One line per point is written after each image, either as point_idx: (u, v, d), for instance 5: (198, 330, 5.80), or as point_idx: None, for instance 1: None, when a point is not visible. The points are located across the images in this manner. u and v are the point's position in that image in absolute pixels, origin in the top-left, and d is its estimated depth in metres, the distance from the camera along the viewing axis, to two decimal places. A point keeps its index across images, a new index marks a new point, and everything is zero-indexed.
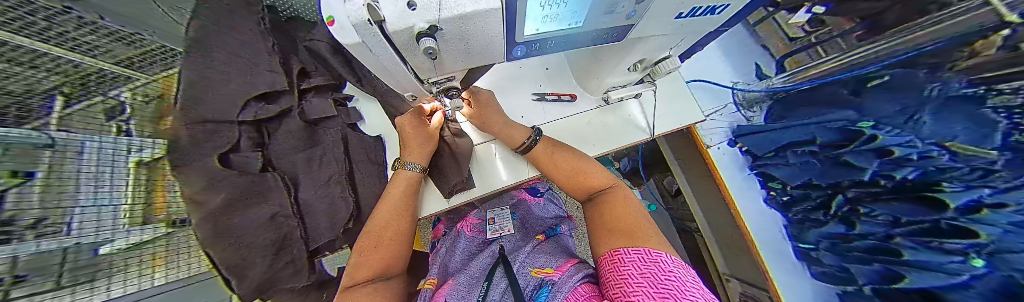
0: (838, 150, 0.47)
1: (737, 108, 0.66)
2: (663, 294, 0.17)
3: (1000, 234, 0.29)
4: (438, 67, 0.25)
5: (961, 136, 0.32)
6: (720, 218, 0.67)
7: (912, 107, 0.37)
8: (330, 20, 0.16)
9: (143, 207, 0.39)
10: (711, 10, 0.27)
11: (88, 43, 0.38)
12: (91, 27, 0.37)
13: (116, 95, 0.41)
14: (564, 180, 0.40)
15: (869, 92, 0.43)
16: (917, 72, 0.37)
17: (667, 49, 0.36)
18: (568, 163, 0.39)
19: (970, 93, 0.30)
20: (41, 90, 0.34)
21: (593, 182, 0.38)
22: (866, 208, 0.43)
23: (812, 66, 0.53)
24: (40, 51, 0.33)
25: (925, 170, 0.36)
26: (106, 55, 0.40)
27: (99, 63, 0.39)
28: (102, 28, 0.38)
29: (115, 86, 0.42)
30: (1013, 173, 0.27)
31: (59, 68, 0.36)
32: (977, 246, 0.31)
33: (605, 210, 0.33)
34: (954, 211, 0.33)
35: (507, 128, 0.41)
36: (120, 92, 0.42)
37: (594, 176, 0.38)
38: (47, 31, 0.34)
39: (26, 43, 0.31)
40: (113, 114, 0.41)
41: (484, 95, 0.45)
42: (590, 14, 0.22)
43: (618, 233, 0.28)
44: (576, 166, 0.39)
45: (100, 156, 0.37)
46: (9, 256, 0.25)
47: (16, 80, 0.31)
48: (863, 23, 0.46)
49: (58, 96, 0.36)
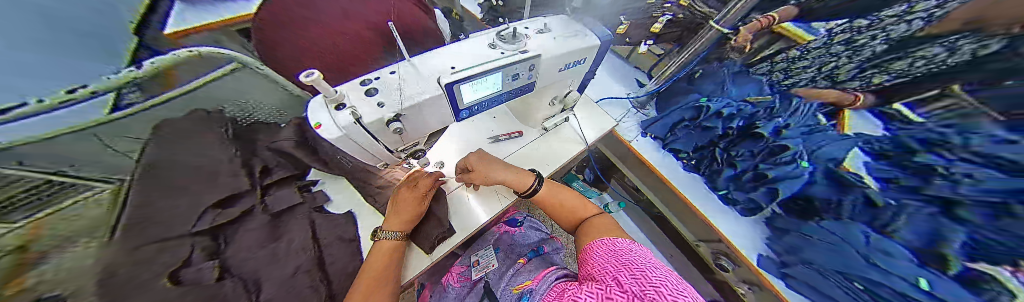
0: (700, 119, 0.67)
1: (637, 109, 0.86)
2: (617, 257, 0.27)
3: (801, 142, 0.48)
4: (405, 138, 0.32)
5: (751, 93, 0.61)
6: (668, 194, 0.80)
7: (722, 85, 0.66)
8: (319, 125, 0.23)
9: None
10: (576, 63, 0.43)
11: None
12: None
13: (77, 243, 0.28)
14: (561, 209, 0.48)
15: (698, 80, 0.72)
16: (713, 63, 0.71)
17: (567, 87, 0.52)
18: (564, 197, 0.48)
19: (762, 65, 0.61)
20: None
21: (584, 212, 0.46)
22: (734, 151, 0.61)
23: (665, 69, 0.78)
24: None
25: (747, 117, 0.58)
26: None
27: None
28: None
29: (58, 248, 0.28)
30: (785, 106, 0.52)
31: None
32: (798, 154, 0.48)
33: (593, 227, 0.40)
34: (770, 136, 0.53)
35: (516, 174, 0.48)
36: (64, 248, 0.28)
37: (584, 208, 0.47)
38: None
39: None
40: (13, 275, 0.25)
41: (478, 155, 0.51)
42: (501, 82, 0.34)
43: (595, 235, 0.37)
44: (569, 199, 0.48)
45: None
46: None
47: None
48: (677, 44, 0.81)
49: None
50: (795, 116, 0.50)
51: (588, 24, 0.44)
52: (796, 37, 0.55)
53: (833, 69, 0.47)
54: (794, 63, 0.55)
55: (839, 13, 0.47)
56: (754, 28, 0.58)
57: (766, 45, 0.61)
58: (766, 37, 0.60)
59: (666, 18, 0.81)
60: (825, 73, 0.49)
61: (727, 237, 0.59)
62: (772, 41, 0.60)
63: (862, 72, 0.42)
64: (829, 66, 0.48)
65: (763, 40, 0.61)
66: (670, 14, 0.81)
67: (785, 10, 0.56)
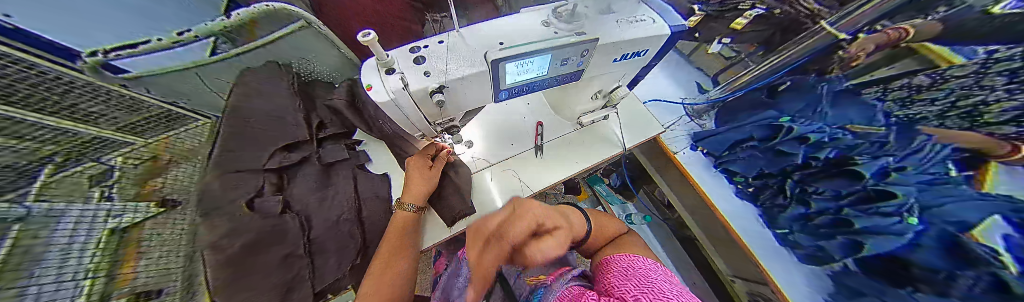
0: (772, 141, 0.58)
1: (690, 118, 0.78)
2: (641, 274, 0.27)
3: (917, 193, 0.35)
4: (444, 112, 0.32)
5: (857, 119, 0.44)
6: (707, 218, 0.72)
7: (814, 104, 0.52)
8: (371, 87, 0.24)
9: (107, 273, 0.37)
10: (637, 53, 0.37)
11: (88, 112, 0.41)
12: (84, 89, 0.40)
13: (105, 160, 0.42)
14: (590, 234, 0.45)
15: (781, 94, 0.59)
16: (807, 77, 0.54)
17: (615, 81, 0.47)
18: (600, 218, 0.46)
19: (863, 94, 0.43)
20: (39, 157, 0.33)
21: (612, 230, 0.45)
22: (812, 187, 0.51)
23: (740, 77, 0.70)
24: (54, 128, 0.36)
25: (840, 149, 0.46)
26: (107, 123, 0.44)
27: (100, 132, 0.43)
28: (98, 91, 0.42)
29: (105, 153, 0.43)
30: (901, 144, 0.37)
31: (55, 138, 0.36)
32: (906, 208, 0.36)
33: (620, 246, 0.41)
34: (872, 179, 0.41)
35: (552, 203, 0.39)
36: (109, 158, 0.43)
37: (612, 226, 0.46)
38: (66, 108, 0.38)
39: (33, 118, 0.33)
40: (97, 179, 0.40)
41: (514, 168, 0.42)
42: (549, 65, 0.31)
43: (623, 252, 0.39)
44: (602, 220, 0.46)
45: (85, 221, 0.36)
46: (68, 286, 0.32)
47: (13, 151, 0.31)
48: (761, 46, 0.67)
49: (48, 165, 0.34)
50: (915, 156, 0.36)
51: (660, 8, 0.37)
52: (937, 60, 0.34)
53: (975, 104, 0.29)
54: (915, 94, 0.36)
55: (989, 33, 0.28)
56: (877, 41, 0.42)
57: (883, 62, 0.41)
58: (886, 52, 0.41)
59: (755, 12, 0.65)
60: (961, 110, 0.30)
61: (770, 274, 0.54)
62: (893, 60, 0.40)
63: (1021, 116, 0.24)
64: (969, 100, 0.29)
65: (881, 56, 0.42)
66: (763, 7, 0.64)
67: (927, 23, 0.37)
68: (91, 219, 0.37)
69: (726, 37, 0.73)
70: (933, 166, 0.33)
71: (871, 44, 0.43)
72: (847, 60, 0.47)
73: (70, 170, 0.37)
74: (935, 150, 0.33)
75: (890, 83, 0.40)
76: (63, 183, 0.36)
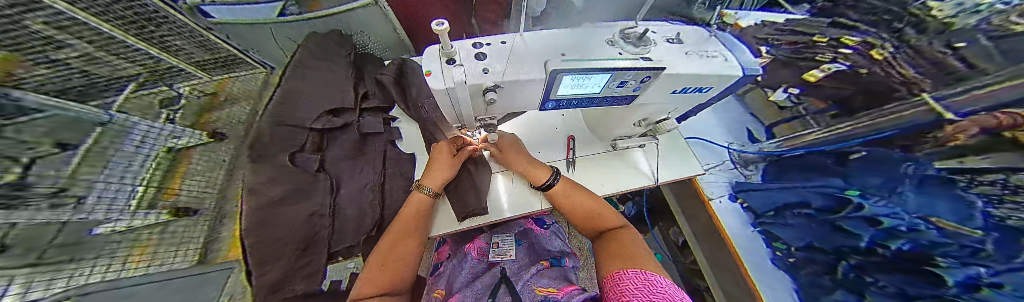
0: (832, 215, 0.53)
1: (734, 165, 0.74)
2: (651, 301, 0.22)
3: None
4: (488, 110, 0.32)
5: (945, 214, 0.37)
6: (728, 275, 0.68)
7: (894, 182, 0.43)
8: (429, 73, 0.24)
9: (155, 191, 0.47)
10: (700, 89, 0.34)
11: (174, 44, 0.59)
12: (171, 27, 0.58)
13: (175, 86, 0.59)
14: (577, 218, 0.45)
15: (851, 164, 0.51)
16: (891, 151, 0.45)
17: (665, 112, 0.43)
18: (583, 200, 0.45)
19: (958, 179, 0.35)
20: (124, 73, 0.50)
21: (605, 222, 0.43)
22: (871, 278, 0.46)
23: (804, 135, 0.61)
24: (124, 42, 0.50)
25: (918, 244, 0.40)
26: (185, 55, 0.62)
27: (171, 58, 0.59)
28: (179, 28, 0.59)
29: (175, 81, 0.60)
30: (1000, 253, 0.31)
31: (142, 61, 0.53)
32: None
33: (614, 242, 0.38)
34: (954, 288, 0.35)
35: (529, 168, 0.48)
36: (178, 86, 0.60)
37: (607, 216, 0.43)
38: (143, 30, 0.53)
39: (107, 28, 0.46)
40: (167, 102, 0.56)
41: (507, 140, 0.52)
42: (606, 85, 0.29)
43: (617, 259, 0.33)
44: (589, 206, 0.44)
45: (148, 133, 0.49)
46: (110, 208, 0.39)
47: (104, 65, 0.46)
48: (835, 105, 0.57)
49: (134, 81, 0.51)
50: (1021, 272, 0.29)
51: (731, 43, 0.35)
52: None
53: None
54: (1011, 194, 0.29)
55: None
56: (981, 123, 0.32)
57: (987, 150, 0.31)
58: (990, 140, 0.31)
59: (835, 66, 0.57)
60: None
61: None
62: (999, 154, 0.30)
63: None
64: None
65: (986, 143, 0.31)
66: (847, 63, 0.55)
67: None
68: (155, 133, 0.50)
69: (793, 87, 0.66)
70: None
71: (977, 125, 0.33)
72: (941, 141, 0.37)
73: (146, 90, 0.53)
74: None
75: (980, 177, 0.33)
76: (135, 102, 0.49)
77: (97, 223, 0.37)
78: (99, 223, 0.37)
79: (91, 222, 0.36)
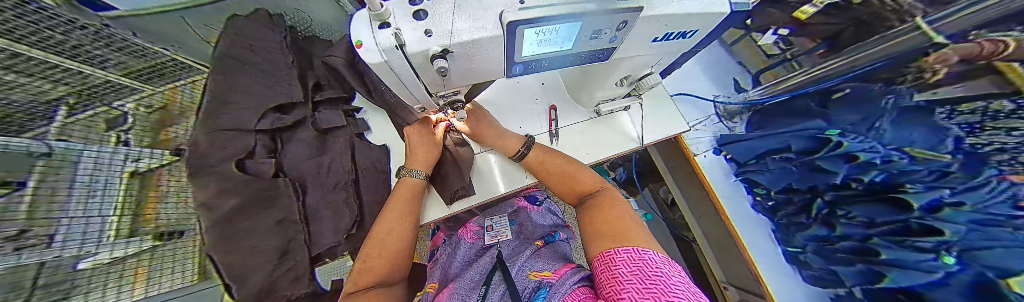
0: (812, 156, 0.53)
1: (719, 119, 0.73)
2: (650, 289, 0.19)
3: (965, 232, 0.33)
4: (447, 83, 0.28)
5: (918, 142, 0.37)
6: (714, 226, 0.72)
7: (873, 117, 0.43)
8: (359, 44, 0.19)
9: (130, 219, 0.50)
10: (682, 35, 0.31)
11: (102, 56, 0.60)
12: (108, 41, 0.60)
13: (118, 106, 0.61)
14: (559, 183, 0.44)
15: (834, 104, 0.50)
16: (873, 86, 0.44)
17: (648, 67, 0.40)
18: (562, 168, 0.44)
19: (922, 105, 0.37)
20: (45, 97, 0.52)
21: (582, 186, 0.43)
22: (843, 211, 0.49)
23: (787, 79, 0.60)
24: (56, 63, 0.54)
25: (890, 173, 0.41)
26: (116, 67, 0.62)
27: (107, 75, 0.61)
28: (116, 43, 0.61)
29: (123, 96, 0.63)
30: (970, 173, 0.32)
31: (68, 81, 0.56)
32: (946, 244, 0.35)
33: (596, 210, 0.37)
34: (920, 211, 0.38)
35: (501, 140, 0.46)
36: (121, 104, 0.62)
37: (582, 181, 0.43)
38: (70, 46, 0.55)
39: (34, 53, 0.50)
40: (111, 126, 0.58)
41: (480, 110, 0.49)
42: (578, 39, 0.25)
43: (607, 236, 0.31)
44: (567, 170, 0.43)
45: (99, 160, 0.51)
46: (71, 247, 0.43)
47: (19, 90, 0.49)
48: (824, 44, 0.55)
49: (63, 106, 0.54)
50: (978, 190, 0.32)
51: None
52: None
53: None
54: (989, 121, 0.29)
55: None
56: (962, 54, 0.32)
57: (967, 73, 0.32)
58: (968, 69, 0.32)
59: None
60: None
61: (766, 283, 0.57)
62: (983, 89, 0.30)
63: None
64: None
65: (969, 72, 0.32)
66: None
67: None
68: (107, 163, 0.51)
69: (782, 28, 0.63)
70: (994, 205, 0.31)
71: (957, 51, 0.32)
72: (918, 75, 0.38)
73: (85, 113, 0.57)
74: (999, 186, 0.30)
75: (962, 106, 0.32)
76: (71, 127, 0.53)
77: (79, 257, 0.43)
78: (82, 257, 0.43)
79: (74, 256, 0.42)
